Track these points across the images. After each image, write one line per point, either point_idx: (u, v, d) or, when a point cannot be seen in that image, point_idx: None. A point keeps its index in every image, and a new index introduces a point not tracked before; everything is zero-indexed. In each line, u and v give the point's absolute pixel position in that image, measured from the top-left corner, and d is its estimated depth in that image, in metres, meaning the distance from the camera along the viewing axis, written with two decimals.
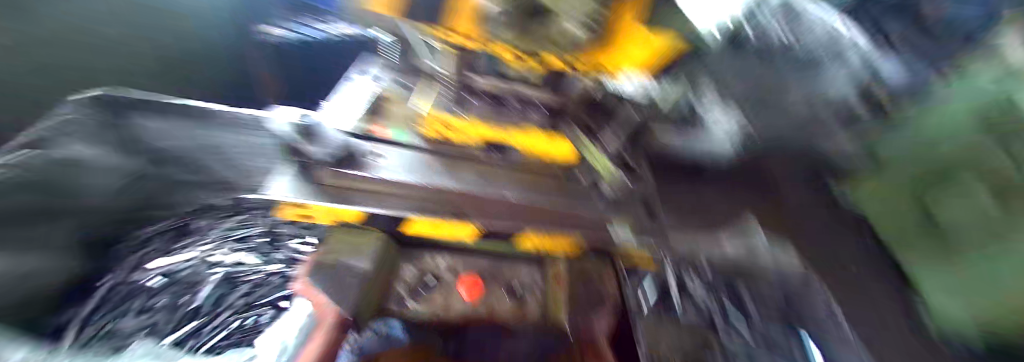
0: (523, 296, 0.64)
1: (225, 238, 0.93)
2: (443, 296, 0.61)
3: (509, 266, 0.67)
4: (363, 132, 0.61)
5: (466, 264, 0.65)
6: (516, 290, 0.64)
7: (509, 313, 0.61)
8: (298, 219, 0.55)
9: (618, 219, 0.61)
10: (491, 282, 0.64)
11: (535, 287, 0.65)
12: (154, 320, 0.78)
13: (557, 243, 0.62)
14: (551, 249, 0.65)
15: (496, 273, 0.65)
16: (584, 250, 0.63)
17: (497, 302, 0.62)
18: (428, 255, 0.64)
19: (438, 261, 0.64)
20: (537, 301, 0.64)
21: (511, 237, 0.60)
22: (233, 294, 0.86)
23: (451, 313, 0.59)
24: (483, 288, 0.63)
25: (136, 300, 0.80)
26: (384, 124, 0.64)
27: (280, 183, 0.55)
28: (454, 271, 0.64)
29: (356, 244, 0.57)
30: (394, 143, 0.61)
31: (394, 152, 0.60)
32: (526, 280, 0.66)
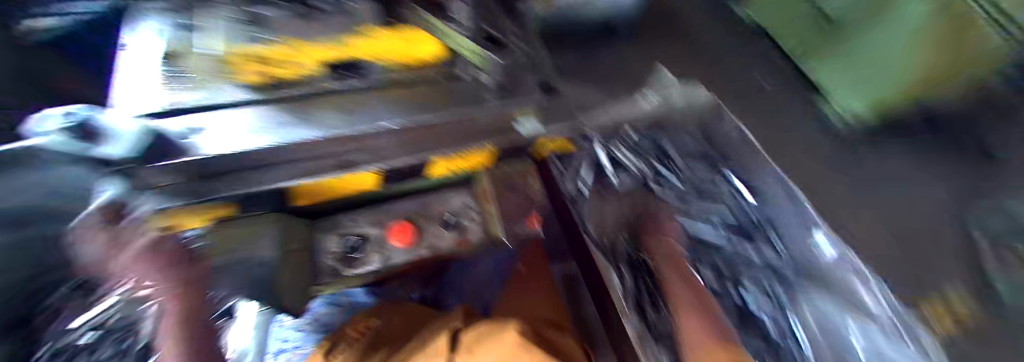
0: (459, 223, 0.62)
1: None
2: (377, 251, 0.59)
3: (435, 198, 0.63)
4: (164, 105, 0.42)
5: (390, 214, 0.61)
6: (449, 220, 0.62)
7: (450, 245, 0.61)
8: None
9: (517, 110, 0.53)
10: (422, 220, 0.61)
11: (468, 210, 0.63)
12: None
13: (472, 160, 0.58)
14: (470, 167, 0.60)
15: (424, 211, 0.62)
16: (500, 155, 0.59)
17: (435, 238, 0.61)
18: (346, 218, 0.60)
19: (359, 220, 0.60)
20: (474, 222, 0.62)
21: (419, 169, 0.55)
22: None
23: (391, 262, 0.59)
24: (414, 229, 0.60)
25: None
26: (182, 86, 0.45)
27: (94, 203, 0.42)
28: (379, 224, 0.60)
29: (239, 233, 0.49)
30: (218, 103, 0.44)
31: (219, 117, 0.42)
32: (457, 206, 0.63)
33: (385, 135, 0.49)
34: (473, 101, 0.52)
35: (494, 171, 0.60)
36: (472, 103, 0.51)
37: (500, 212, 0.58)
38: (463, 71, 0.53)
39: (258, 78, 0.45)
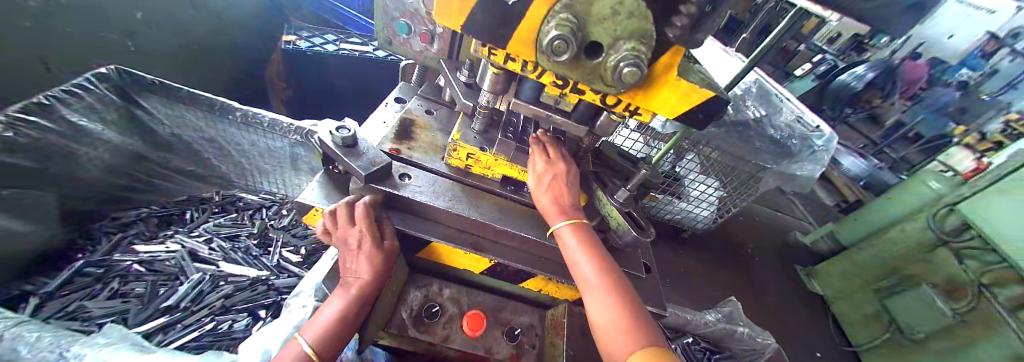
0: (522, 339, 0.64)
1: (216, 234, 1.05)
2: (444, 327, 0.61)
3: (510, 306, 0.67)
4: (394, 152, 0.64)
5: (469, 299, 0.66)
6: (515, 332, 0.64)
7: (506, 357, 0.61)
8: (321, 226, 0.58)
9: None
10: (492, 320, 0.65)
11: (532, 331, 0.65)
12: (126, 307, 0.83)
13: (563, 289, 0.64)
14: (555, 294, 0.66)
15: (496, 312, 0.66)
16: None
17: (494, 342, 0.62)
18: (435, 283, 0.66)
19: (444, 290, 0.66)
20: (533, 347, 0.64)
21: (520, 275, 0.63)
22: (214, 294, 0.90)
23: (450, 344, 0.59)
24: (484, 324, 0.63)
25: (113, 284, 0.87)
26: (413, 148, 0.66)
27: (310, 188, 0.57)
28: (456, 303, 0.64)
29: None
30: (424, 167, 0.64)
31: (422, 175, 0.62)
32: (524, 322, 0.66)
33: (517, 241, 0.61)
34: None
35: (574, 308, 0.65)
36: None
37: (572, 353, 0.58)
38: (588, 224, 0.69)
39: (460, 164, 0.65)
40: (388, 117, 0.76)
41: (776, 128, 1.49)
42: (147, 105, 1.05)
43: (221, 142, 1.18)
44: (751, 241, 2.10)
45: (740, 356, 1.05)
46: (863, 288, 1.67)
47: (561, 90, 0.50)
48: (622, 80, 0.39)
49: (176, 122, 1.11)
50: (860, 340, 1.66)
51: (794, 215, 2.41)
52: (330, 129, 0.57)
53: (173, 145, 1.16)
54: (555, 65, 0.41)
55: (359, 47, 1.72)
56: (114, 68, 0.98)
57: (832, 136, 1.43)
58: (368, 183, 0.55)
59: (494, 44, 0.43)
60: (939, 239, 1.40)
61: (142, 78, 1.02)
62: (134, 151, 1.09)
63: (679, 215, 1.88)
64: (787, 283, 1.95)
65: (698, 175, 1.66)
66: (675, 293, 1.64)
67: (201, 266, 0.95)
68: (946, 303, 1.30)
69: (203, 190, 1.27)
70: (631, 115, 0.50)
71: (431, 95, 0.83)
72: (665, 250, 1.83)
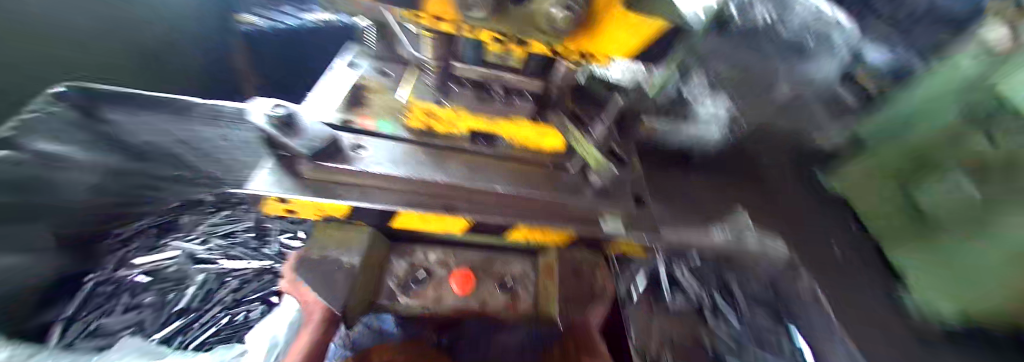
0: (515, 289, 0.64)
1: (214, 235, 1.05)
2: (434, 290, 0.60)
3: (502, 259, 0.66)
4: (344, 123, 0.58)
5: (457, 259, 0.64)
6: (508, 283, 0.64)
7: (500, 307, 0.61)
8: (282, 213, 0.55)
9: (608, 211, 0.60)
10: (483, 276, 0.64)
11: (526, 279, 0.65)
12: (141, 317, 0.86)
13: (552, 236, 0.60)
14: (544, 241, 0.63)
15: (487, 266, 0.65)
16: (580, 241, 0.61)
17: (488, 296, 0.62)
18: (419, 249, 0.64)
19: (429, 255, 0.64)
20: (528, 293, 0.64)
21: (503, 229, 0.60)
22: (221, 290, 0.94)
23: (443, 305, 0.59)
24: (474, 281, 0.62)
25: (123, 298, 0.89)
26: (368, 114, 0.61)
27: (261, 176, 0.53)
28: (444, 265, 0.63)
29: (340, 237, 0.55)
30: (380, 135, 0.58)
31: (377, 144, 0.57)
32: (518, 272, 0.66)
33: (494, 196, 0.57)
34: (569, 189, 0.60)
35: (567, 253, 0.62)
36: (569, 192, 0.59)
37: (562, 294, 0.59)
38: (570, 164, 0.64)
39: (421, 125, 0.60)
40: (342, 85, 0.67)
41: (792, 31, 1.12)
42: (109, 117, 0.98)
43: (197, 142, 1.14)
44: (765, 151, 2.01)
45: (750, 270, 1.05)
46: None
47: (504, 46, 0.43)
48: (555, 27, 0.33)
49: (145, 129, 1.06)
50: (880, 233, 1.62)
51: None
52: (263, 109, 0.51)
53: (150, 153, 1.12)
54: (482, 20, 0.35)
55: (319, 14, 1.57)
56: (69, 85, 0.90)
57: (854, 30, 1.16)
58: (317, 161, 0.51)
59: (409, 9, 0.37)
60: None
61: (99, 91, 0.90)
62: (113, 167, 1.08)
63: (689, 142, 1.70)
64: (803, 186, 1.89)
65: (705, 92, 1.53)
66: None
67: (201, 269, 0.97)
68: None
69: None
70: (586, 57, 0.44)
71: (386, 52, 0.76)
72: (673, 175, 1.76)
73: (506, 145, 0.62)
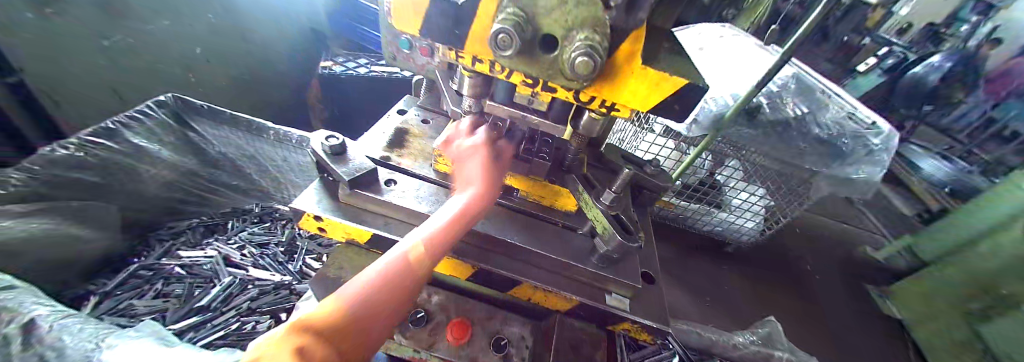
0: (510, 351, 0.61)
1: (249, 242, 1.14)
2: (430, 333, 0.60)
3: (501, 316, 0.65)
4: (384, 159, 0.65)
5: (458, 307, 0.64)
6: (503, 343, 0.61)
7: None
8: (314, 231, 0.60)
9: (613, 282, 0.59)
10: (480, 329, 0.63)
11: (524, 343, 0.62)
12: (165, 306, 0.93)
13: (554, 299, 0.60)
14: (546, 304, 0.63)
15: (486, 321, 0.64)
16: (578, 310, 0.61)
17: (482, 350, 0.59)
18: (425, 289, 0.66)
19: (433, 297, 0.65)
20: (522, 359, 0.60)
21: (507, 283, 0.61)
22: (240, 296, 0.98)
23: (434, 352, 0.58)
24: (469, 332, 0.61)
25: (158, 285, 0.98)
26: (404, 155, 0.68)
27: (306, 194, 0.60)
28: (444, 310, 0.63)
29: (357, 261, 0.59)
30: (414, 174, 0.65)
31: (410, 181, 0.63)
32: (515, 333, 0.63)
33: (503, 246, 0.59)
34: (577, 255, 0.60)
35: (565, 319, 0.62)
36: (578, 258, 0.59)
37: None
38: (582, 230, 0.65)
39: (448, 170, 0.65)
40: (387, 129, 0.75)
41: (823, 127, 1.35)
42: (197, 127, 1.19)
43: (261, 159, 1.31)
44: (805, 255, 1.87)
45: None
46: (947, 310, 1.41)
47: (532, 89, 0.48)
48: (577, 72, 0.36)
49: (223, 140, 1.24)
50: None
51: (859, 227, 2.12)
52: (321, 139, 0.60)
53: (219, 162, 1.26)
54: (510, 60, 0.39)
55: (387, 68, 1.79)
56: (172, 96, 1.15)
57: (892, 135, 1.26)
58: (352, 188, 0.56)
59: (454, 47, 0.43)
60: None
61: (193, 104, 1.18)
62: (187, 169, 1.20)
63: (720, 227, 1.71)
64: (853, 303, 1.69)
65: (738, 182, 1.50)
66: (715, 313, 1.48)
67: (230, 271, 1.04)
68: None
69: (246, 202, 1.35)
70: (609, 111, 0.47)
71: (432, 105, 0.85)
72: (701, 265, 1.67)
73: (520, 199, 0.67)
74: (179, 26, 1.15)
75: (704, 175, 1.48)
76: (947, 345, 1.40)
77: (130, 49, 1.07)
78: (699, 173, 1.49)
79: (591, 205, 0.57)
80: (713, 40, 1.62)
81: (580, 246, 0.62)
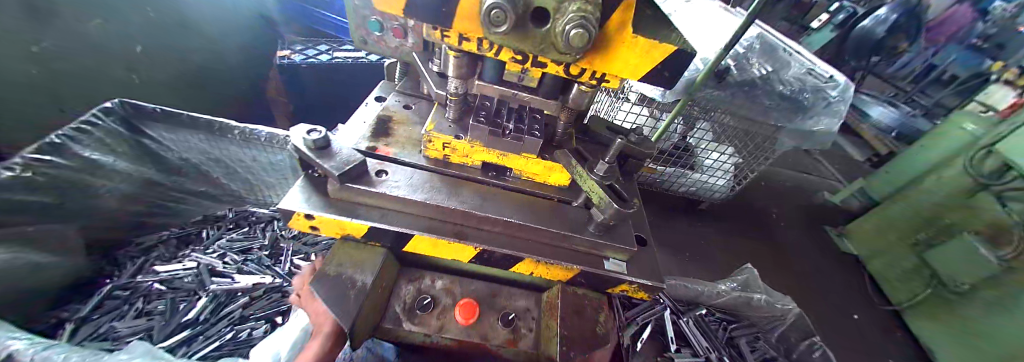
0: (517, 324, 0.64)
1: (229, 249, 1.10)
2: (437, 317, 0.62)
3: (505, 292, 0.67)
4: (371, 149, 0.63)
5: (462, 289, 0.66)
6: (510, 317, 0.64)
7: (501, 342, 0.61)
8: (306, 229, 0.58)
9: (610, 248, 0.62)
10: (486, 307, 0.65)
11: (528, 314, 0.66)
12: (150, 324, 0.89)
13: (555, 270, 0.62)
14: (547, 276, 0.65)
15: (490, 299, 0.66)
16: (579, 279, 0.63)
17: (489, 329, 0.62)
18: (427, 275, 0.66)
19: (436, 282, 0.66)
20: (529, 330, 0.64)
21: (509, 261, 0.62)
22: (230, 305, 0.95)
23: (444, 334, 0.60)
24: (477, 312, 0.63)
25: (139, 303, 0.93)
26: (391, 143, 0.66)
27: (291, 193, 0.57)
28: (450, 294, 0.65)
29: (355, 256, 0.58)
30: (403, 163, 0.63)
31: (401, 170, 0.61)
32: (520, 306, 0.66)
33: (501, 226, 0.60)
34: (574, 227, 0.62)
35: (567, 289, 0.64)
36: (575, 228, 0.61)
37: (565, 332, 0.58)
38: (576, 201, 0.67)
39: (439, 155, 0.64)
40: (369, 116, 0.74)
41: (785, 83, 1.40)
42: (153, 133, 1.06)
43: (227, 162, 1.19)
44: (773, 205, 2.01)
45: (759, 324, 1.04)
46: (896, 241, 1.58)
47: (522, 66, 0.48)
48: (571, 45, 0.36)
49: (185, 146, 1.11)
50: (900, 297, 1.56)
51: (818, 175, 2.29)
52: (302, 134, 0.56)
53: (183, 169, 1.16)
54: (501, 36, 0.39)
55: (351, 54, 1.66)
56: (118, 101, 0.99)
57: (847, 87, 1.37)
58: (344, 182, 0.54)
59: (440, 26, 0.42)
60: (976, 183, 1.31)
61: (145, 108, 1.02)
62: (148, 178, 1.10)
63: (694, 187, 1.77)
64: (817, 244, 1.85)
65: (710, 143, 1.56)
66: (697, 268, 1.58)
67: (215, 281, 1.00)
68: (990, 251, 1.20)
69: (216, 208, 1.27)
70: (599, 83, 0.48)
71: (411, 89, 0.83)
72: (680, 224, 1.76)
73: (514, 179, 0.68)
74: (115, 22, 1.02)
75: (676, 140, 1.54)
76: (896, 272, 1.57)
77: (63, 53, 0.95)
78: (672, 138, 1.54)
79: (586, 177, 0.59)
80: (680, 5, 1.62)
81: (575, 218, 0.64)
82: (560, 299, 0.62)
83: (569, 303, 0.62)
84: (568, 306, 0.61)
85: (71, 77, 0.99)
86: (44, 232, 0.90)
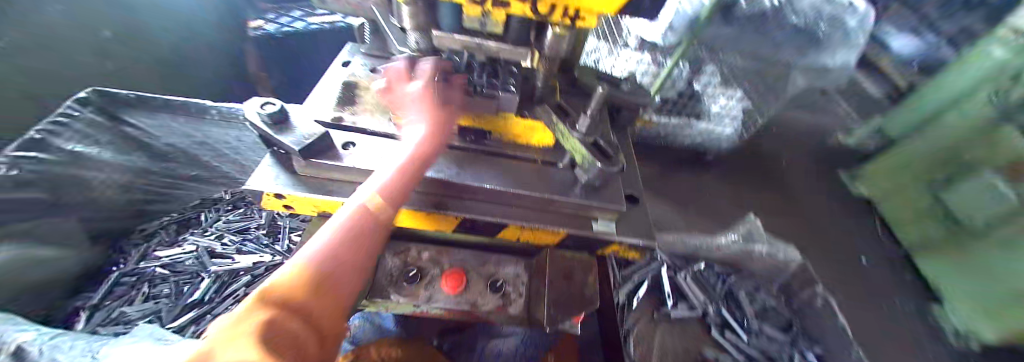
0: (506, 289, 0.62)
1: (227, 231, 1.12)
2: (426, 288, 0.60)
3: (494, 259, 0.65)
4: (335, 121, 0.60)
5: (450, 258, 0.64)
6: (499, 284, 0.62)
7: (491, 309, 0.60)
8: (280, 208, 0.55)
9: (599, 209, 0.58)
10: (474, 275, 0.63)
11: (517, 280, 0.64)
12: (158, 307, 0.93)
13: (541, 236, 0.60)
14: (535, 242, 0.63)
15: (479, 266, 0.64)
16: (568, 242, 0.61)
17: (480, 296, 0.61)
18: (412, 248, 0.65)
19: (423, 253, 0.64)
20: (520, 295, 0.62)
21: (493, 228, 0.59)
22: (234, 284, 0.99)
23: (433, 304, 0.59)
24: (465, 280, 0.62)
25: (144, 288, 0.97)
26: (358, 112, 0.63)
27: (261, 172, 0.54)
28: (437, 263, 0.63)
29: None
30: (373, 133, 0.60)
31: (370, 141, 0.58)
32: (509, 273, 0.64)
33: (484, 193, 0.56)
34: (561, 188, 0.58)
35: (556, 253, 0.63)
36: (562, 191, 0.57)
37: (553, 295, 0.58)
38: (562, 163, 0.63)
39: (409, 122, 0.61)
40: (335, 86, 0.69)
41: (798, 14, 1.27)
42: (132, 120, 1.00)
43: (214, 144, 1.13)
44: (783, 151, 1.93)
45: (761, 275, 1.04)
46: (911, 182, 1.50)
47: (482, 8, 0.42)
48: None
49: (166, 130, 1.05)
50: (911, 240, 1.52)
51: (831, 115, 2.18)
52: (255, 109, 0.53)
53: (170, 154, 1.09)
54: None
55: (329, 17, 1.44)
56: (91, 89, 0.93)
57: (866, 13, 1.28)
58: (307, 159, 0.51)
59: None
60: (999, 114, 1.23)
61: (117, 95, 0.97)
62: (139, 167, 1.04)
63: (699, 139, 1.66)
64: (826, 189, 1.80)
65: (717, 88, 1.38)
66: (704, 221, 1.55)
67: (214, 263, 1.03)
68: (1008, 186, 1.14)
69: (212, 191, 1.20)
70: (573, 22, 0.42)
71: (378, 51, 0.78)
72: (685, 177, 1.71)
73: (494, 142, 0.64)
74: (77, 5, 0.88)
75: (683, 85, 1.34)
76: (907, 214, 1.53)
77: (10, 50, 0.81)
78: (678, 83, 1.34)
79: (567, 136, 0.55)
80: None
81: (556, 180, 0.60)
82: (551, 265, 0.61)
83: (557, 264, 0.61)
84: (557, 269, 0.61)
85: (45, 72, 0.92)
86: (46, 227, 0.86)
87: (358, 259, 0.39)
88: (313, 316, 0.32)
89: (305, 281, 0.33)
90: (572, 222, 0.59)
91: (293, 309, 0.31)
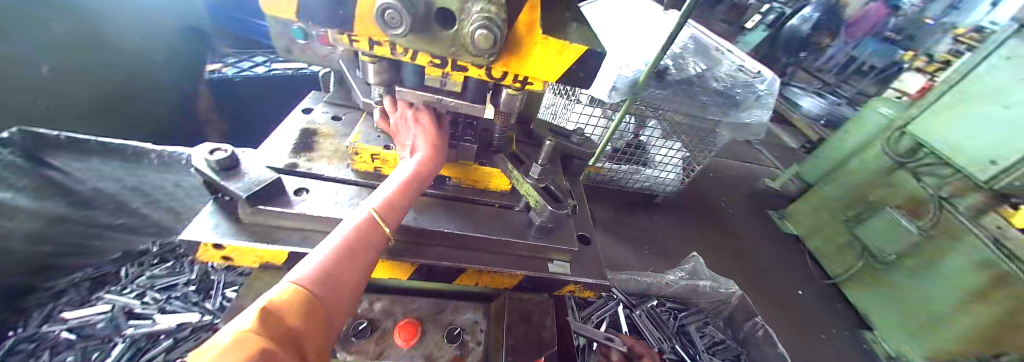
0: (464, 338, 0.61)
1: (150, 287, 1.00)
2: (376, 343, 0.58)
3: (451, 306, 0.65)
4: (290, 167, 0.60)
5: (405, 308, 0.63)
6: (456, 332, 0.61)
7: (447, 359, 0.58)
8: (217, 260, 0.52)
9: (554, 251, 0.61)
10: (430, 324, 0.62)
11: (475, 327, 0.63)
12: None
13: (499, 279, 0.61)
14: (494, 284, 0.63)
15: (436, 315, 0.63)
16: (523, 283, 0.63)
17: (435, 347, 0.59)
18: (365, 298, 0.62)
19: (375, 304, 0.62)
20: (478, 342, 0.61)
21: (452, 273, 0.60)
22: (153, 349, 0.87)
23: (385, 359, 0.56)
24: (420, 330, 0.60)
25: (43, 357, 0.83)
26: (315, 159, 0.63)
27: (199, 221, 0.51)
28: (390, 315, 0.61)
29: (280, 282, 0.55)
30: (327, 178, 0.60)
31: (324, 186, 0.58)
32: (467, 320, 0.64)
33: (442, 238, 0.57)
34: (516, 231, 0.61)
35: (514, 296, 0.64)
36: (518, 234, 0.60)
37: (511, 342, 0.57)
38: (518, 206, 0.66)
39: (369, 168, 0.62)
40: (292, 133, 0.69)
41: (718, 80, 1.48)
42: (61, 164, 0.85)
43: (149, 190, 1.01)
44: (722, 194, 2.13)
45: (707, 310, 1.12)
46: (831, 220, 1.70)
47: (441, 70, 0.47)
48: (479, 46, 0.37)
49: (95, 174, 0.89)
50: (836, 270, 1.68)
51: (759, 163, 2.47)
52: (204, 155, 0.52)
53: (95, 200, 0.93)
54: (407, 40, 0.40)
55: (292, 65, 1.47)
56: (16, 129, 0.79)
57: (772, 81, 1.48)
58: (254, 205, 0.50)
59: (340, 29, 0.40)
60: (894, 162, 1.47)
61: (49, 135, 0.82)
62: (56, 216, 0.87)
63: (647, 183, 1.84)
64: (761, 227, 1.98)
65: (658, 140, 1.65)
66: (657, 259, 1.62)
67: (132, 324, 0.91)
68: (911, 222, 1.33)
69: (138, 242, 1.08)
70: (522, 86, 0.48)
71: (341, 100, 0.80)
72: (637, 218, 1.81)
73: (452, 187, 0.66)
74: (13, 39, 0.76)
75: (630, 138, 1.62)
76: (830, 247, 1.71)
77: None
78: (625, 137, 1.62)
79: (521, 181, 0.59)
80: (607, 19, 1.62)
81: (512, 223, 0.63)
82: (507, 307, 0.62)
83: (515, 306, 0.62)
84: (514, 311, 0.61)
85: None
86: None
87: (359, 279, 0.38)
88: (305, 344, 0.31)
89: (305, 302, 0.31)
90: (528, 263, 0.61)
91: (289, 334, 0.29)
